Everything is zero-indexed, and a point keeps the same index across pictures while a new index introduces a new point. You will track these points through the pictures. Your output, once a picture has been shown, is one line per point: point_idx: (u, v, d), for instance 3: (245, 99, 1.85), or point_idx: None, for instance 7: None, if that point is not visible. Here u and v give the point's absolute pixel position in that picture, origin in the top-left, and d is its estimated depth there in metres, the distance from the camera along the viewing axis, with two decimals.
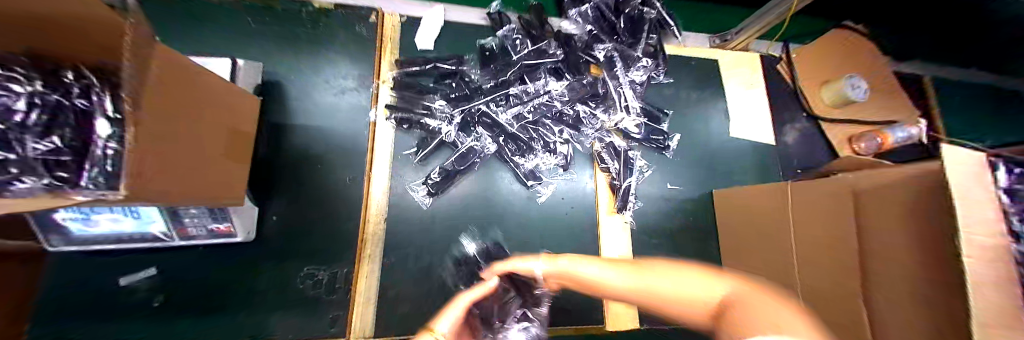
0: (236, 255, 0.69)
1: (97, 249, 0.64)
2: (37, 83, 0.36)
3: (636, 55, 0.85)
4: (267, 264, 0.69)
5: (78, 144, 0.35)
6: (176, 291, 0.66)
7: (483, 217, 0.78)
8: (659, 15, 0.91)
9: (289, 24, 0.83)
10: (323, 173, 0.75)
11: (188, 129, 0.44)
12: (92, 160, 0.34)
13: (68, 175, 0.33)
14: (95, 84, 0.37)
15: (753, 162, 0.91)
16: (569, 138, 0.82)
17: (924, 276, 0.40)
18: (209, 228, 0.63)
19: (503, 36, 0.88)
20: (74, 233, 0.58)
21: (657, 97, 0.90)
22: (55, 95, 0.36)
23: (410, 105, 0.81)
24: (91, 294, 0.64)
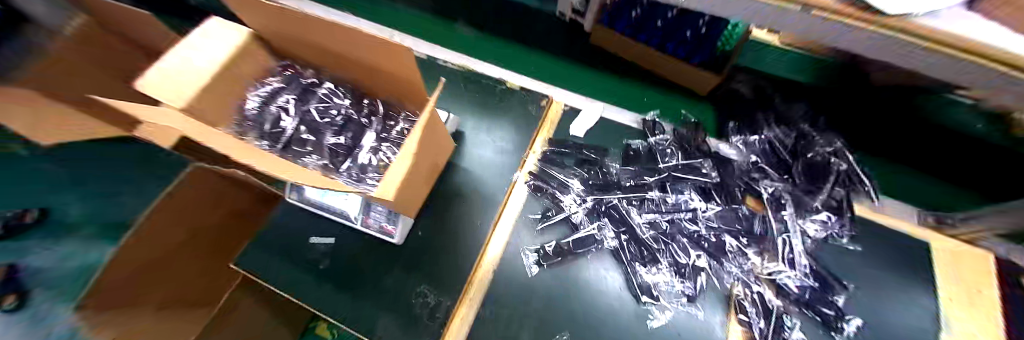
0: (385, 250, 0.78)
1: (304, 209, 0.82)
2: (346, 103, 0.67)
3: (812, 205, 0.76)
4: (396, 270, 0.76)
5: (348, 143, 0.64)
6: (336, 260, 0.78)
7: (573, 311, 0.69)
8: (850, 168, 0.81)
9: (484, 94, 0.97)
10: (461, 212, 0.81)
11: (419, 162, 0.56)
12: (351, 157, 0.63)
13: (334, 160, 0.63)
14: (376, 114, 0.66)
15: None
16: (707, 267, 0.71)
17: None
18: (383, 225, 0.76)
19: (655, 142, 0.89)
20: (305, 193, 0.79)
21: (844, 259, 0.72)
22: (350, 113, 0.67)
23: (545, 178, 0.86)
24: (280, 239, 0.81)
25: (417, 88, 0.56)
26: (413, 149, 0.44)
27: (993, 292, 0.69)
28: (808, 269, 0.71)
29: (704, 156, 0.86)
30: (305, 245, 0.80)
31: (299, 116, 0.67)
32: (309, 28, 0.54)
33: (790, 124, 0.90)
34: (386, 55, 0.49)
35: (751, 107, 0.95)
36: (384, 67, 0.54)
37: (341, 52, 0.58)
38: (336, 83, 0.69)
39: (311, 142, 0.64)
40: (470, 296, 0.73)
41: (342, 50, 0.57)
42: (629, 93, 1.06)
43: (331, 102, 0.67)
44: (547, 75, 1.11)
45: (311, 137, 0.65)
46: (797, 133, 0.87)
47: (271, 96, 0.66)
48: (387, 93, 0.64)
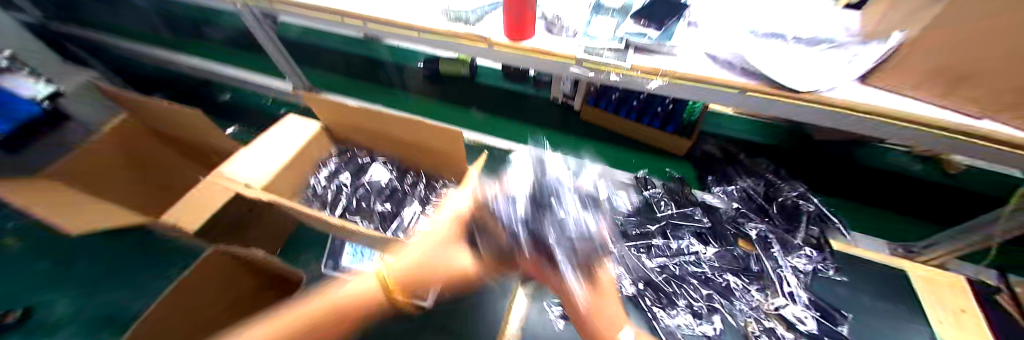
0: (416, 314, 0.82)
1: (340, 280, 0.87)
2: (394, 177, 0.82)
3: (796, 243, 0.86)
4: (429, 331, 0.80)
5: (394, 209, 0.77)
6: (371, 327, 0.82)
7: None
8: (818, 208, 0.94)
9: (497, 164, 1.11)
10: (486, 271, 0.88)
11: None
12: (398, 221, 0.74)
13: (383, 223, 0.75)
14: (420, 184, 0.81)
15: None
16: (720, 306, 0.78)
17: None
18: None
19: (649, 196, 1.01)
20: (342, 264, 0.86)
21: (834, 292, 0.81)
22: (398, 185, 0.81)
23: None
24: None
25: (454, 158, 0.70)
26: (459, 211, 0.43)
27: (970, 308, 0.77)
28: (809, 302, 0.77)
29: (694, 205, 0.97)
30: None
31: (352, 186, 0.80)
32: (375, 121, 0.71)
33: (757, 174, 1.05)
34: (440, 139, 0.65)
35: (721, 162, 1.12)
36: (434, 148, 0.69)
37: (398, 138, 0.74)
38: (387, 160, 0.85)
39: (361, 209, 0.77)
40: None
41: (397, 135, 0.72)
42: (618, 156, 1.24)
43: (382, 175, 0.81)
44: (548, 144, 1.28)
45: (361, 204, 0.78)
46: (765, 181, 1.02)
47: (333, 172, 0.80)
48: (431, 166, 0.79)
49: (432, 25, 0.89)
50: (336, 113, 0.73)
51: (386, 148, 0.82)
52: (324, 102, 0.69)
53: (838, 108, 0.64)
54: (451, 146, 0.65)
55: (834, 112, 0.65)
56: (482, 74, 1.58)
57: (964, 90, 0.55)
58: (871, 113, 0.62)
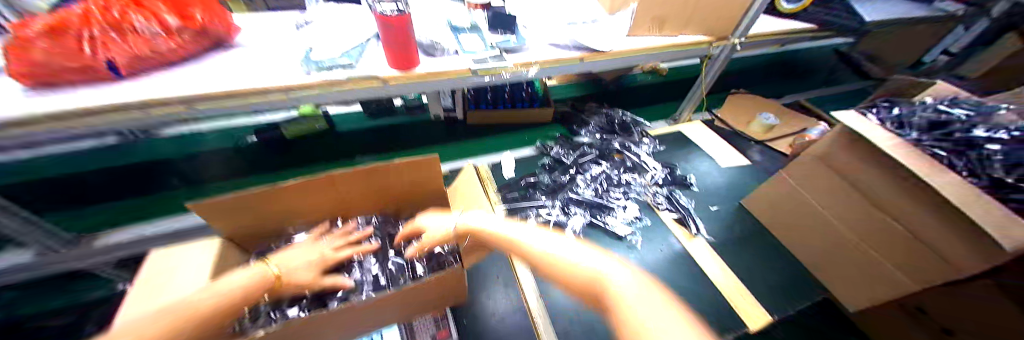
0: None
1: None
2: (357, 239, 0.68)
3: (638, 141, 1.36)
4: None
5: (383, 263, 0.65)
6: None
7: None
8: (634, 118, 1.48)
9: None
10: (484, 277, 0.92)
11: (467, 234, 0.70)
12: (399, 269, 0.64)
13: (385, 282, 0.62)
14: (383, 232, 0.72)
15: (750, 175, 1.32)
16: (632, 197, 1.15)
17: (896, 192, 0.75)
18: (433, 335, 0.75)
19: (552, 155, 1.29)
20: None
21: (665, 157, 1.34)
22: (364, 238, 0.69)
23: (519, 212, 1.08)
24: None
25: (421, 187, 0.69)
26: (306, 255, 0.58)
27: (712, 134, 1.49)
28: (663, 167, 1.26)
29: (581, 147, 1.33)
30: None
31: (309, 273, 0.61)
32: (323, 189, 0.61)
33: (598, 112, 1.51)
34: (411, 176, 0.65)
35: (575, 114, 1.52)
36: (399, 190, 0.69)
37: (347, 197, 0.66)
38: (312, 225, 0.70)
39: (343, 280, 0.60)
40: (541, 326, 0.82)
41: (356, 190, 0.65)
42: (512, 139, 1.45)
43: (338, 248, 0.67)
44: (455, 155, 1.36)
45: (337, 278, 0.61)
46: (604, 114, 1.49)
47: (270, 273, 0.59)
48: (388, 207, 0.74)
49: (305, 79, 0.78)
50: (252, 205, 0.57)
51: (322, 217, 0.69)
52: (244, 199, 0.54)
53: (640, 51, 1.06)
54: (424, 175, 0.66)
55: (639, 55, 1.08)
56: (339, 122, 1.44)
57: (666, 26, 1.08)
58: (653, 49, 1.07)
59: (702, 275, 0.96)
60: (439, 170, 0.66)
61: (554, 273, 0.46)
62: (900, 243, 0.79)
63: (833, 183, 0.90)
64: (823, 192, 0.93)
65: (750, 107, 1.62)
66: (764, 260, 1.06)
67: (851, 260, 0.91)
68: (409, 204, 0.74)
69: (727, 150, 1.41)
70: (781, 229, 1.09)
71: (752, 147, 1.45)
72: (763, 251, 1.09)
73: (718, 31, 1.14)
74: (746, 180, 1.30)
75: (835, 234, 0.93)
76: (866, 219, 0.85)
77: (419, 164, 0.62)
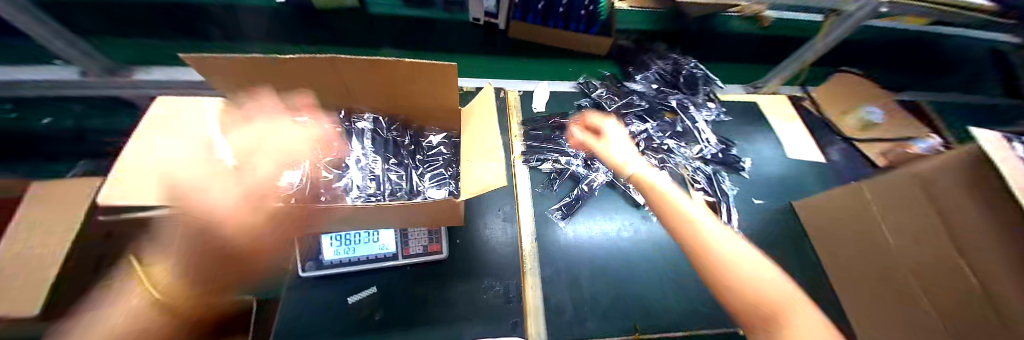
0: (438, 273, 0.77)
1: (341, 274, 0.74)
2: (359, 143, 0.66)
3: (700, 102, 1.14)
4: (456, 279, 0.77)
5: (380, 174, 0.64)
6: (397, 302, 0.73)
7: (613, 244, 0.86)
8: (705, 73, 1.22)
9: None
10: (485, 207, 0.88)
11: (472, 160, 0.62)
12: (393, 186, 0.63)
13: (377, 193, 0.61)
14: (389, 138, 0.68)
15: (821, 175, 1.09)
16: (668, 165, 1.01)
17: (1005, 241, 0.54)
18: (425, 246, 0.77)
19: (594, 96, 1.13)
20: (328, 258, 0.72)
21: (724, 129, 1.13)
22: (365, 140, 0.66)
23: (537, 152, 0.99)
24: (326, 311, 0.70)
25: (434, 101, 0.60)
26: None
27: (794, 116, 1.22)
28: (717, 140, 1.08)
29: (629, 94, 1.14)
30: (341, 308, 0.71)
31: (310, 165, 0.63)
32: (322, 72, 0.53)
33: (665, 56, 1.25)
34: (421, 82, 0.55)
35: (636, 52, 1.27)
36: (409, 95, 0.60)
37: (351, 90, 0.59)
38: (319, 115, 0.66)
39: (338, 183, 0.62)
40: (529, 268, 0.81)
41: (359, 86, 0.57)
42: (553, 69, 1.28)
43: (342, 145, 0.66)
44: (486, 71, 1.21)
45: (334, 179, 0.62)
46: (671, 60, 1.23)
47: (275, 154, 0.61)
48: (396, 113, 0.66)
49: None
50: (254, 71, 0.51)
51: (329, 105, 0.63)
52: (235, 63, 0.48)
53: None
54: (435, 85, 0.56)
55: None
56: (370, 4, 1.29)
57: None
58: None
59: None
60: (454, 81, 0.54)
61: (735, 286, 0.43)
62: (977, 301, 0.60)
63: (919, 209, 0.68)
64: (901, 216, 0.71)
65: (853, 95, 1.27)
66: None
67: (890, 299, 0.73)
68: (417, 116, 0.65)
69: (804, 139, 1.16)
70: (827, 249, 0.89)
71: (838, 144, 1.18)
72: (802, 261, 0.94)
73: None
74: (814, 180, 1.08)
75: (886, 267, 0.74)
76: (939, 261, 0.65)
77: (434, 70, 0.51)
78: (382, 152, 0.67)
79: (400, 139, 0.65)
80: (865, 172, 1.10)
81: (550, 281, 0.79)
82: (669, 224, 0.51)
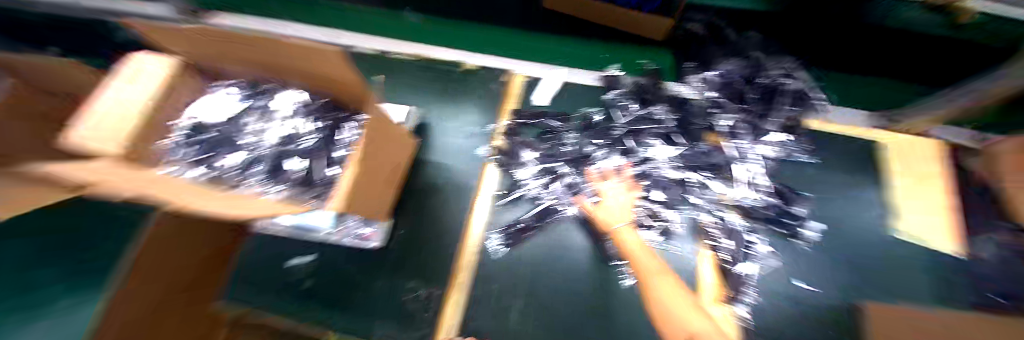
0: (368, 260, 0.78)
1: (287, 235, 0.79)
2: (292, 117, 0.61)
3: (766, 129, 0.81)
4: (383, 272, 0.77)
5: (302, 160, 0.58)
6: (325, 277, 0.77)
7: (558, 285, 0.78)
8: (803, 86, 0.83)
9: (444, 79, 1.02)
10: (443, 199, 0.85)
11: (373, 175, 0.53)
12: (312, 175, 0.57)
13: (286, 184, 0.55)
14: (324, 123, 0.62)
15: (934, 276, 0.72)
16: (673, 206, 0.80)
17: None
18: (358, 233, 0.77)
19: (612, 99, 0.93)
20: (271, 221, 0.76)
21: (788, 175, 0.81)
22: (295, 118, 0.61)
23: (508, 160, 0.86)
24: (269, 265, 0.79)
25: (349, 92, 0.54)
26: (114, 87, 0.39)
27: (942, 176, 0.78)
28: (770, 190, 0.76)
29: (662, 102, 0.89)
30: (283, 267, 0.78)
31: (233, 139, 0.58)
32: (241, 46, 0.48)
33: (743, 53, 0.90)
34: (322, 63, 0.48)
35: (703, 44, 0.94)
36: (329, 79, 0.53)
37: (279, 65, 0.54)
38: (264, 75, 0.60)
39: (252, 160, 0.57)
40: (460, 282, 0.77)
41: (283, 63, 0.52)
42: (586, 52, 1.06)
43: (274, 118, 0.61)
44: (502, 46, 1.06)
45: (248, 158, 0.57)
46: (749, 62, 0.88)
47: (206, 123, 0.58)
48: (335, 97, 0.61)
49: None
50: (184, 47, 0.49)
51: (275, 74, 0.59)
52: (160, 36, 0.45)
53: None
54: (330, 67, 0.47)
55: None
56: None
57: None
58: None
59: None
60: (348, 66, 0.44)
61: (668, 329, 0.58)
62: None
63: None
64: None
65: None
66: None
67: None
68: (342, 99, 0.60)
69: (946, 217, 0.72)
70: None
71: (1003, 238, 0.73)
72: None
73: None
74: (917, 280, 0.72)
75: None
76: None
77: (313, 56, 0.44)
78: (307, 132, 0.61)
79: (315, 125, 0.61)
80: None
81: (480, 297, 0.76)
82: (638, 275, 0.67)
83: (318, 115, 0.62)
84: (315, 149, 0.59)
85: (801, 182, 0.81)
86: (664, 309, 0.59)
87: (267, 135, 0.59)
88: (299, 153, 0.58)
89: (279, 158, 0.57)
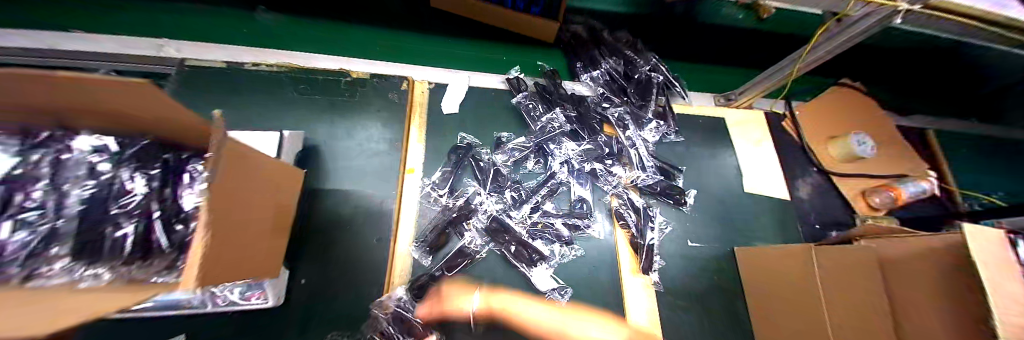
0: (265, 322, 0.67)
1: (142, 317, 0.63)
2: (103, 175, 0.48)
3: (646, 116, 0.94)
4: (290, 332, 0.66)
5: (142, 225, 0.47)
6: None
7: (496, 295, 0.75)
8: (665, 78, 1.00)
9: (328, 94, 0.88)
10: (352, 234, 0.76)
11: (239, 228, 0.45)
12: (168, 242, 0.48)
13: (147, 257, 0.46)
14: (157, 173, 0.50)
15: (776, 218, 0.93)
16: (587, 196, 0.86)
17: None
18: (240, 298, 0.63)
19: (518, 103, 0.95)
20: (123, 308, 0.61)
21: (668, 153, 0.95)
22: (93, 170, 0.48)
23: (423, 176, 0.85)
24: None
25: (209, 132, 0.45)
26: None
27: (767, 138, 1.02)
28: (656, 168, 0.91)
29: (562, 101, 0.95)
30: None
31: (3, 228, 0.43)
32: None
33: (619, 52, 1.02)
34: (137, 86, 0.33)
35: (587, 44, 1.03)
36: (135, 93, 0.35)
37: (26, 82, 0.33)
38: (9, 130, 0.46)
39: (75, 243, 0.44)
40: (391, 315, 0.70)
41: (69, 94, 0.37)
42: (485, 56, 1.06)
43: (44, 190, 0.45)
44: (402, 56, 1.01)
45: (38, 247, 0.42)
46: (624, 60, 1.00)
47: None
48: (182, 131, 0.46)
49: None
50: None
51: (50, 114, 0.43)
52: None
53: None
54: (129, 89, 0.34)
55: None
56: None
57: None
58: None
59: (620, 309, 0.77)
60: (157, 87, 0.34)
61: None
62: None
63: (853, 284, 0.57)
64: (849, 287, 0.58)
65: (843, 117, 1.05)
66: (721, 330, 0.79)
67: None
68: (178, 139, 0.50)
69: (772, 170, 0.97)
70: (769, 317, 0.76)
71: (807, 178, 0.99)
72: (726, 318, 0.81)
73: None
74: (768, 222, 0.92)
75: None
76: None
77: (147, 95, 0.36)
78: (122, 181, 0.49)
79: (138, 173, 0.49)
80: (823, 212, 0.95)
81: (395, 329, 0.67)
82: None
83: (137, 164, 0.50)
84: (149, 201, 0.49)
85: (680, 158, 0.96)
86: None
87: (61, 193, 0.46)
88: (119, 218, 0.46)
89: (90, 231, 0.45)
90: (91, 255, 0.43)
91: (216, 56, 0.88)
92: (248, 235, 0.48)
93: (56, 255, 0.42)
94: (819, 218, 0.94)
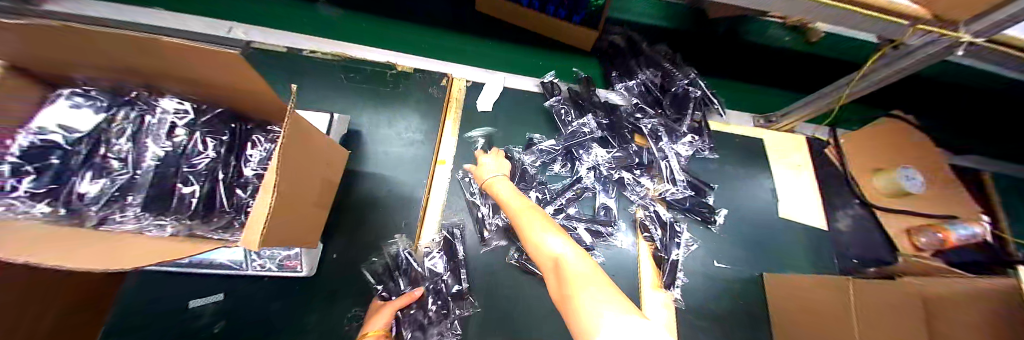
0: (294, 291, 0.69)
1: (187, 272, 0.67)
2: (178, 135, 0.52)
3: (679, 130, 0.93)
4: (316, 303, 0.69)
5: (204, 181, 0.50)
6: (240, 320, 0.67)
7: (513, 291, 0.75)
8: (703, 94, 0.99)
9: (374, 83, 0.94)
10: (383, 216, 0.79)
11: (293, 196, 0.49)
12: (229, 203, 0.51)
13: (209, 214, 0.50)
14: (225, 139, 0.54)
15: (810, 248, 0.88)
16: (612, 204, 0.86)
17: None
18: (278, 262, 0.67)
19: (551, 106, 0.97)
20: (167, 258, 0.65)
21: (700, 169, 0.94)
22: (170, 128, 0.52)
23: (453, 168, 0.87)
24: (168, 314, 0.66)
25: (286, 107, 0.51)
26: None
27: (806, 164, 0.98)
28: (686, 183, 0.89)
29: (595, 108, 0.96)
30: (179, 311, 0.66)
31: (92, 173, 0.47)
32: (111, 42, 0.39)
33: (657, 64, 1.02)
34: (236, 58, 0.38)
35: (625, 54, 1.04)
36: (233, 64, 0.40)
37: (145, 45, 0.39)
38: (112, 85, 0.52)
39: (149, 193, 0.47)
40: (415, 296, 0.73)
41: (175, 61, 0.43)
42: (523, 60, 1.09)
43: (128, 141, 0.50)
44: (444, 54, 1.05)
45: (118, 193, 0.47)
46: (661, 73, 1.00)
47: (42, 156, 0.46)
48: (255, 102, 0.51)
49: None
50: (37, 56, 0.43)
51: (152, 76, 0.49)
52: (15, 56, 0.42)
53: None
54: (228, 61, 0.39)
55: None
56: None
57: None
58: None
59: None
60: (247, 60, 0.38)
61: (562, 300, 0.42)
62: None
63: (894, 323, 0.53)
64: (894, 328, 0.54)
65: (893, 149, 0.99)
66: None
67: None
68: (247, 108, 0.54)
69: (809, 197, 0.93)
70: None
71: (849, 209, 0.94)
72: None
73: (944, 3, 0.58)
74: (802, 251, 0.88)
75: None
76: None
77: (240, 68, 0.41)
78: (191, 140, 0.52)
79: (208, 138, 0.53)
80: (864, 247, 0.90)
81: (404, 329, 0.69)
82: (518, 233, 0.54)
83: (206, 129, 0.54)
84: (214, 160, 0.52)
85: (712, 175, 0.94)
86: (533, 240, 0.49)
87: (141, 145, 0.50)
88: (188, 177, 0.50)
89: (159, 186, 0.48)
90: (158, 204, 0.47)
91: (277, 40, 0.96)
92: (299, 203, 0.52)
93: (132, 203, 0.46)
94: (860, 253, 0.89)
